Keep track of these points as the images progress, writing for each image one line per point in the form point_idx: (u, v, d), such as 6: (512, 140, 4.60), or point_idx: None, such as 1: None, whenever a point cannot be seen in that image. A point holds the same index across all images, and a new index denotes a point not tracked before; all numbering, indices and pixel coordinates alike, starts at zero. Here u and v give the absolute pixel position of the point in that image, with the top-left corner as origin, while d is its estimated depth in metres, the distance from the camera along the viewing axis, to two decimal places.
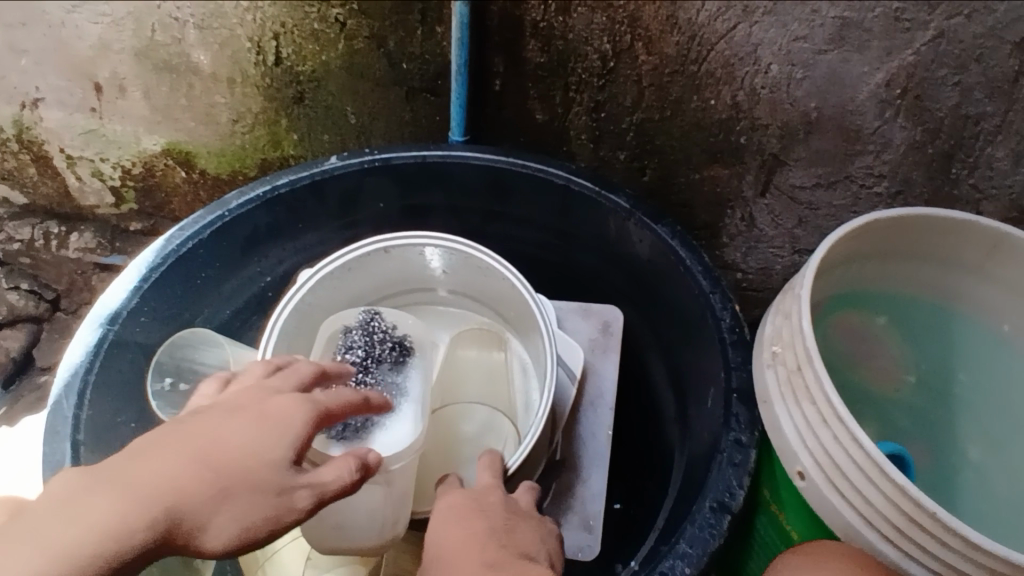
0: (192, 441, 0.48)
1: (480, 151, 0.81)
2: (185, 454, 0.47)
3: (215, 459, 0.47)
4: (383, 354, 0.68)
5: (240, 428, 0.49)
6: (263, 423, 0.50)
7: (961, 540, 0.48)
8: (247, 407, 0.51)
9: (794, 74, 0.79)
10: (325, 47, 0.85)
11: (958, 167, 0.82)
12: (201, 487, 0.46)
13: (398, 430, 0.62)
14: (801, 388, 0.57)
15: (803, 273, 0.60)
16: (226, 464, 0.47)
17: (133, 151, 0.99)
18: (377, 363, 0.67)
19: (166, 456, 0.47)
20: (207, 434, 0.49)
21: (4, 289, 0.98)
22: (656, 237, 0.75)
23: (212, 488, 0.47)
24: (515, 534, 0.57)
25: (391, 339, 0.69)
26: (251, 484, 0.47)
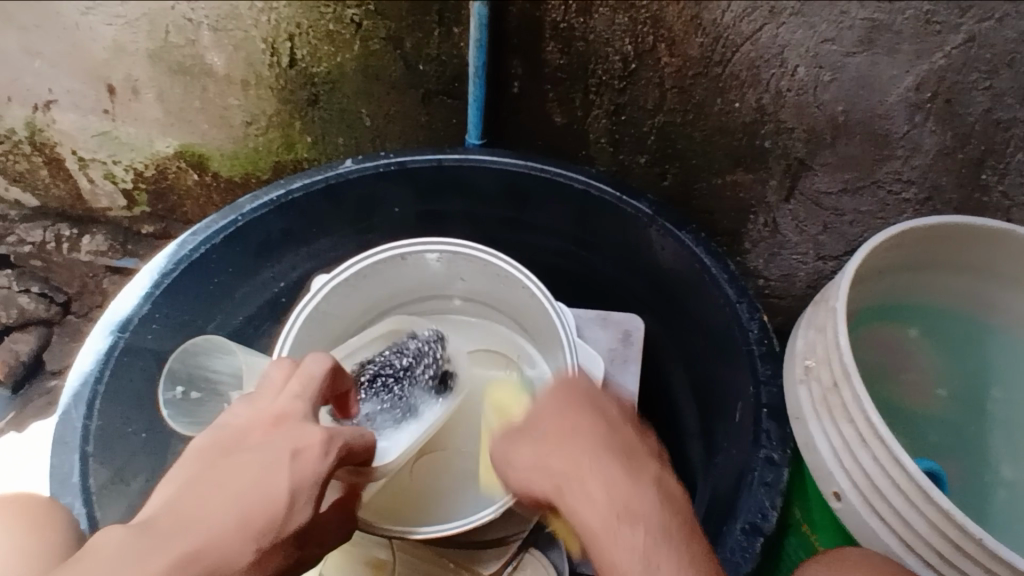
0: (227, 504, 0.47)
1: (498, 155, 0.79)
2: (222, 521, 0.46)
3: (248, 526, 0.46)
4: (422, 376, 0.70)
5: (271, 485, 0.48)
6: (292, 480, 0.48)
7: (1008, 569, 0.46)
8: (274, 460, 0.48)
9: (822, 76, 0.77)
10: (340, 49, 0.84)
11: (988, 174, 0.80)
12: (239, 555, 0.46)
13: (386, 448, 0.65)
14: (837, 405, 0.55)
15: (838, 285, 0.58)
16: (264, 531, 0.47)
17: (146, 153, 0.98)
18: (413, 381, 0.69)
19: (204, 519, 0.45)
20: (240, 492, 0.47)
21: (19, 291, 0.96)
22: (680, 244, 0.73)
23: (253, 551, 0.46)
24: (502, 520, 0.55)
25: (439, 369, 0.71)
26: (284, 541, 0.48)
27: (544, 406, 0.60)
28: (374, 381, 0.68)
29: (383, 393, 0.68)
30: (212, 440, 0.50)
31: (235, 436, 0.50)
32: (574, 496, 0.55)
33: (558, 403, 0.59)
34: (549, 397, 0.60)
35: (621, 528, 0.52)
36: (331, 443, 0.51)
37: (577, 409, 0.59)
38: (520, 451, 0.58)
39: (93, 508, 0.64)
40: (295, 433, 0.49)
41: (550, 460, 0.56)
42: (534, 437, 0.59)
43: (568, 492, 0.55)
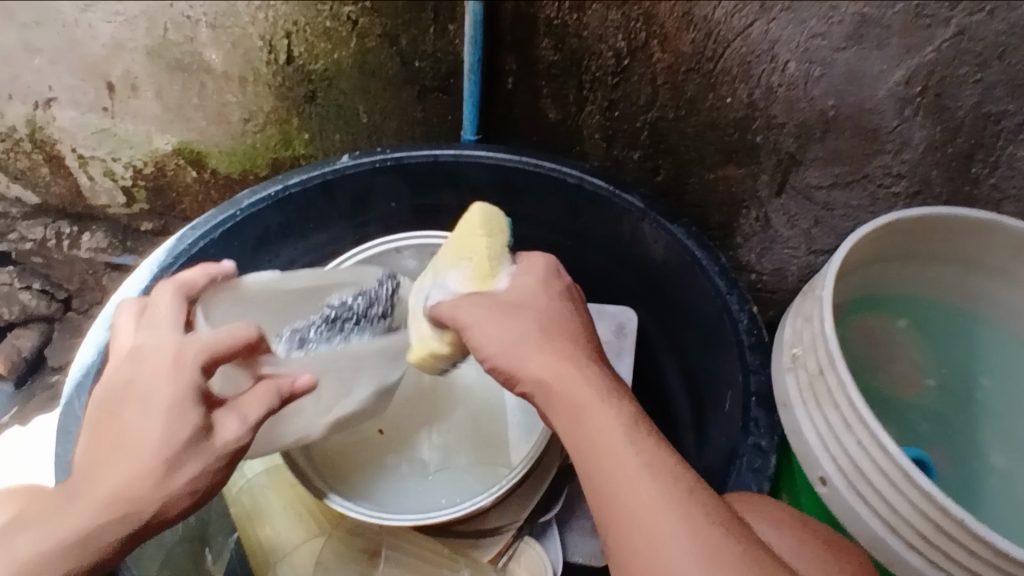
0: (123, 448, 0.50)
1: (494, 150, 0.80)
2: (124, 461, 0.50)
3: (145, 458, 0.50)
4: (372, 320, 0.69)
5: (143, 421, 0.50)
6: (161, 413, 0.50)
7: (987, 548, 0.47)
8: (138, 399, 0.51)
9: (812, 72, 0.78)
10: (337, 46, 0.85)
11: (978, 167, 0.81)
12: (149, 476, 0.50)
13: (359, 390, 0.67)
14: (823, 391, 0.56)
15: (826, 274, 0.59)
16: (155, 452, 0.50)
17: (145, 150, 0.98)
18: (366, 325, 0.69)
19: (111, 466, 0.50)
20: (129, 432, 0.51)
21: (20, 289, 1.06)
22: (672, 238, 0.74)
23: (154, 467, 0.50)
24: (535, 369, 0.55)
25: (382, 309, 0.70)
26: (183, 449, 0.50)
27: (526, 294, 0.58)
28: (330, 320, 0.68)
29: (342, 337, 0.68)
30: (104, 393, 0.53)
31: (106, 392, 0.53)
32: (578, 394, 0.51)
33: (526, 277, 0.59)
34: (533, 289, 0.58)
35: (629, 464, 0.47)
36: (180, 357, 0.52)
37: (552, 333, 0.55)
38: (503, 321, 0.55)
39: None
40: (149, 368, 0.52)
41: (536, 344, 0.54)
42: (518, 311, 0.56)
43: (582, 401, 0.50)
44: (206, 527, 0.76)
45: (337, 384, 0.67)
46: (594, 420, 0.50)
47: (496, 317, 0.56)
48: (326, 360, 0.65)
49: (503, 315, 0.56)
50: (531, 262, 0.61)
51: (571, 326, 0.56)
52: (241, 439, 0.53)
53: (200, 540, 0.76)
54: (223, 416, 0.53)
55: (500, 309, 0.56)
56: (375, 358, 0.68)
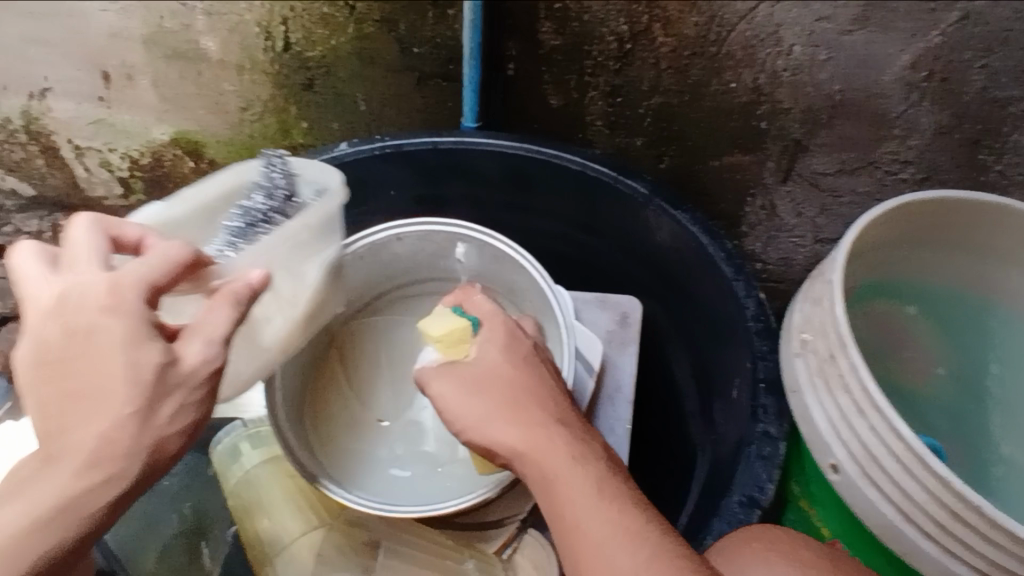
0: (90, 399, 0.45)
1: (495, 137, 0.79)
2: (97, 414, 0.44)
3: (118, 408, 0.44)
4: (277, 206, 0.62)
5: (103, 366, 0.44)
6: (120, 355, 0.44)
7: (1009, 537, 0.46)
8: (85, 342, 0.44)
9: (818, 55, 0.77)
10: (335, 32, 0.84)
11: (985, 154, 0.80)
12: (124, 424, 0.44)
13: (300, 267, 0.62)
14: (834, 376, 0.54)
15: (835, 257, 0.57)
16: (125, 399, 0.44)
17: (142, 140, 0.96)
18: (276, 214, 0.61)
19: (84, 418, 0.45)
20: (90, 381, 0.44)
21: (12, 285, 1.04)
22: (677, 224, 0.73)
23: (128, 413, 0.44)
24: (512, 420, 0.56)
25: (282, 189, 0.62)
26: (150, 390, 0.45)
27: (491, 361, 0.59)
28: (243, 226, 0.60)
29: (259, 234, 0.60)
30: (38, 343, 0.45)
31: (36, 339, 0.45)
32: (546, 463, 0.53)
33: (491, 341, 0.61)
34: (496, 356, 0.60)
35: (593, 504, 0.50)
36: (120, 289, 0.45)
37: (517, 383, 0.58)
38: (469, 399, 0.58)
39: None
40: (88, 310, 0.44)
41: (500, 417, 0.56)
42: (490, 386, 0.58)
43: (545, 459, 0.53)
44: (202, 518, 0.74)
45: (287, 272, 0.61)
46: (563, 482, 0.52)
47: (467, 395, 0.58)
48: (262, 250, 0.57)
49: (473, 392, 0.58)
50: (491, 319, 0.63)
51: (529, 390, 0.57)
52: (212, 361, 0.47)
53: (196, 533, 0.73)
54: (186, 344, 0.47)
55: (472, 381, 0.59)
56: (314, 238, 0.63)
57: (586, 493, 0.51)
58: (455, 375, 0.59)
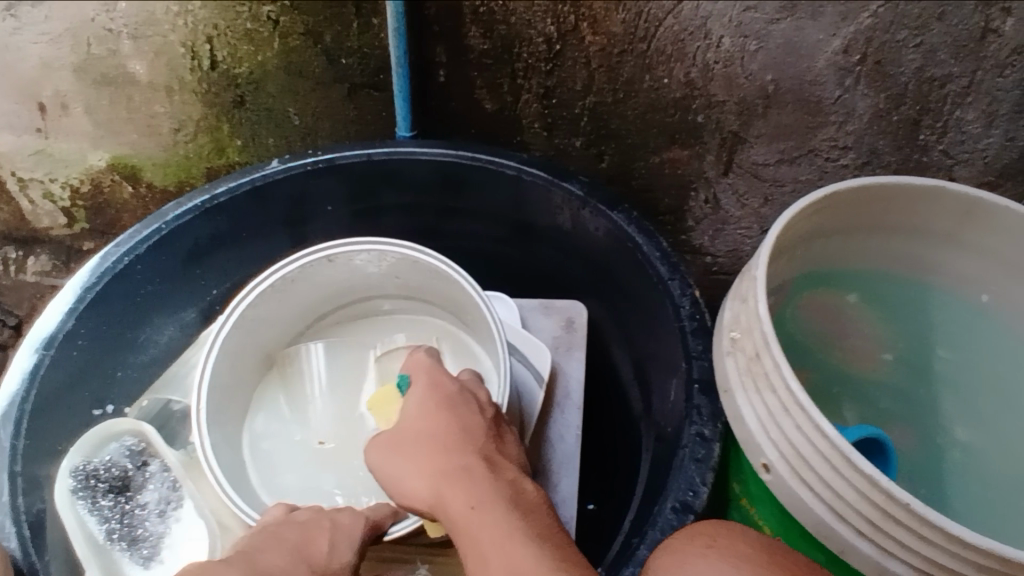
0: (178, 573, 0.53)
1: (428, 145, 0.78)
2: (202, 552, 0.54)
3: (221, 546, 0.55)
4: (136, 472, 0.72)
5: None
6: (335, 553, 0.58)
7: (939, 533, 0.45)
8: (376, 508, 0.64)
9: (747, 46, 0.76)
10: (260, 47, 0.83)
11: (926, 134, 0.80)
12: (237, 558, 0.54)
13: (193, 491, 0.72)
14: (761, 375, 0.54)
15: (760, 253, 0.57)
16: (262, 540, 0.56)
17: (82, 168, 0.90)
18: (138, 486, 0.71)
19: None
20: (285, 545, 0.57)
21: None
22: (612, 224, 0.72)
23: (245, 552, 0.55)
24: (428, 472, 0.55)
25: (140, 461, 0.72)
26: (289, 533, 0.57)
27: (411, 419, 0.60)
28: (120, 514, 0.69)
29: (135, 506, 0.70)
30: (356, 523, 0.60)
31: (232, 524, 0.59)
32: (452, 514, 0.53)
33: (414, 399, 0.61)
34: (416, 410, 0.60)
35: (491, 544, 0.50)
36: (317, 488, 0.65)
37: (434, 435, 0.57)
38: (393, 460, 0.58)
39: (24, 526, 0.61)
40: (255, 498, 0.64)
41: (413, 471, 0.56)
42: (406, 444, 0.58)
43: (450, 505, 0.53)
44: None
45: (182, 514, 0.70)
46: (467, 533, 0.51)
47: (393, 456, 0.58)
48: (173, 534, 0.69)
49: (394, 452, 0.58)
50: (418, 376, 0.63)
51: (447, 436, 0.57)
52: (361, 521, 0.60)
53: None
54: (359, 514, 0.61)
55: (396, 440, 0.59)
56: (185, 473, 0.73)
57: (493, 539, 0.50)
58: (384, 438, 0.60)
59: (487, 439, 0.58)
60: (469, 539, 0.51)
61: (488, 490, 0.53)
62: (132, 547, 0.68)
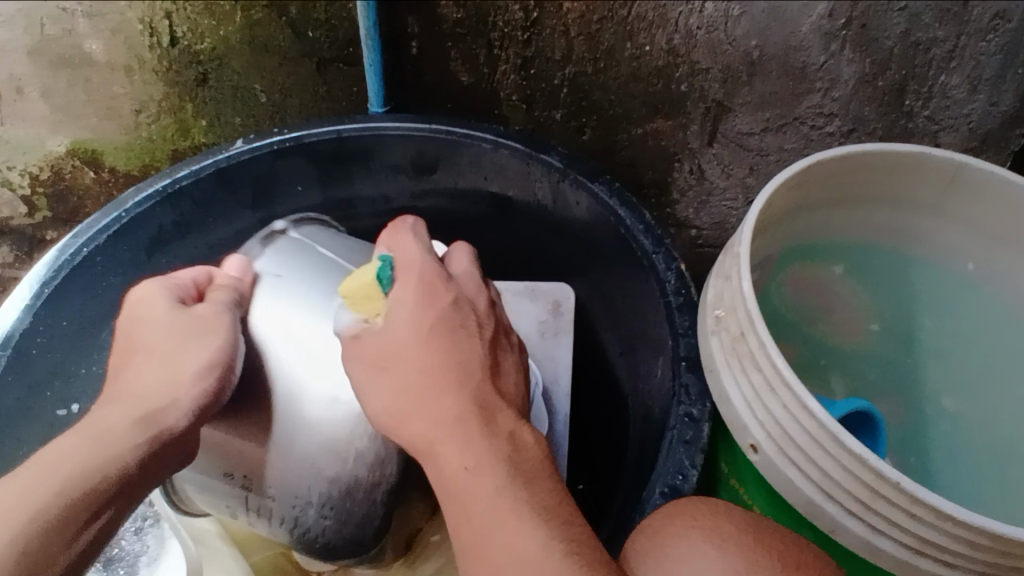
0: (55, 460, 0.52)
1: (399, 119, 0.75)
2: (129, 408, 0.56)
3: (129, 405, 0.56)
4: None
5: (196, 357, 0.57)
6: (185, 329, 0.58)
7: (929, 511, 0.44)
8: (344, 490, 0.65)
9: (731, 11, 0.73)
10: (222, 22, 0.79)
11: (912, 99, 0.78)
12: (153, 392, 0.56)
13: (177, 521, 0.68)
14: (746, 354, 0.52)
15: (743, 227, 0.54)
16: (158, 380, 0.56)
17: (38, 155, 0.86)
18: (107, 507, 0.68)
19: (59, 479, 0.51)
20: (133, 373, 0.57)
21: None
22: (593, 197, 0.70)
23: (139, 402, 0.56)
24: (422, 405, 0.50)
25: None
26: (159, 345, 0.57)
27: (394, 328, 0.53)
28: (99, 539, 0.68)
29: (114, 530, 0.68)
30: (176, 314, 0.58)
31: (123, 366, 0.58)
32: (443, 469, 0.49)
33: (395, 303, 0.54)
34: (402, 321, 0.53)
35: (483, 515, 0.46)
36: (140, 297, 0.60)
37: (428, 368, 0.51)
38: (377, 374, 0.52)
39: None
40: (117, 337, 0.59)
41: (403, 409, 0.51)
42: (389, 362, 0.52)
43: (444, 461, 0.48)
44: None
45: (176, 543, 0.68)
46: (460, 491, 0.48)
47: (374, 375, 0.52)
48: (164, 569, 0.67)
49: (377, 371, 0.52)
50: (405, 262, 0.56)
51: (443, 362, 0.51)
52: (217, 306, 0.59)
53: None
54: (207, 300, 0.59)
55: (377, 359, 0.53)
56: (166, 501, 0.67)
57: (488, 508, 0.46)
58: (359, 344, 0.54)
59: (482, 377, 0.52)
60: (461, 492, 0.47)
61: (486, 449, 0.48)
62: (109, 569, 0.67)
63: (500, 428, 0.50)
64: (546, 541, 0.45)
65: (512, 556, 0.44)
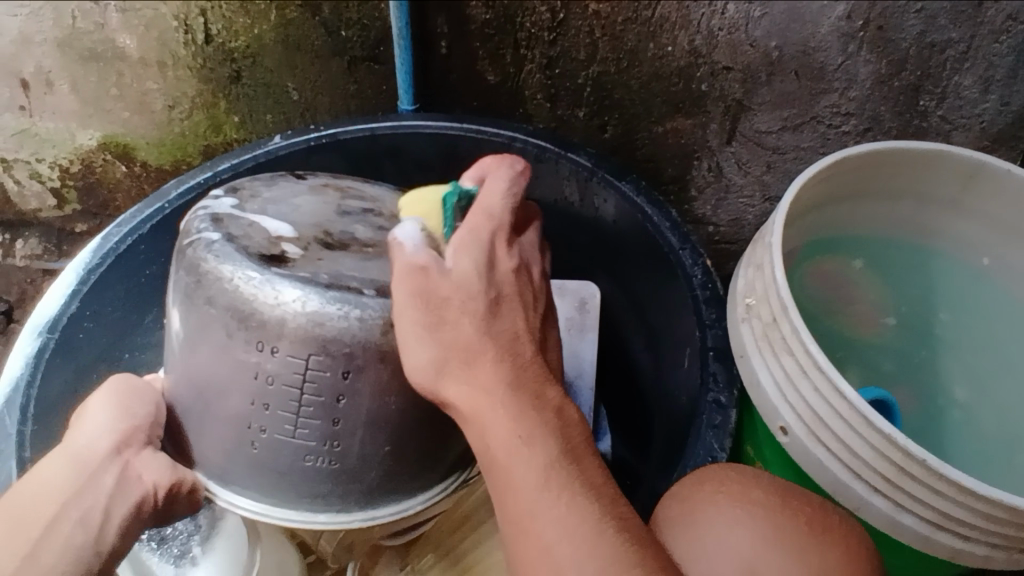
0: (23, 502, 0.54)
1: (431, 118, 0.77)
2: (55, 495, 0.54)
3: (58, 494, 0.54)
4: None
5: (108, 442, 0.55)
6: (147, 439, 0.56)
7: (954, 488, 0.46)
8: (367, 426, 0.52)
9: (752, 13, 0.75)
10: (257, 20, 0.80)
11: (927, 99, 0.80)
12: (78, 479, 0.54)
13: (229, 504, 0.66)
14: (777, 340, 0.54)
15: (774, 220, 0.57)
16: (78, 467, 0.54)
17: (69, 148, 0.93)
18: None
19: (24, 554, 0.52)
20: (74, 455, 0.55)
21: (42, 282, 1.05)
22: (621, 196, 0.72)
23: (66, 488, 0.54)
24: (479, 373, 0.49)
25: None
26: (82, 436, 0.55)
27: (466, 275, 0.50)
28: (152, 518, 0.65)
29: None
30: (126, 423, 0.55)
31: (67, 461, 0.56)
32: (489, 437, 0.48)
33: (467, 247, 0.51)
34: (468, 276, 0.50)
35: (531, 492, 0.47)
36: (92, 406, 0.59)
37: (485, 335, 0.49)
38: (428, 336, 0.48)
39: None
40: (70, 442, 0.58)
41: (452, 365, 0.49)
42: (447, 318, 0.49)
43: (491, 431, 0.48)
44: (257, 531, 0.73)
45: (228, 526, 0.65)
46: (506, 463, 0.48)
47: (417, 336, 0.49)
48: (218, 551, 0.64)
49: (424, 331, 0.49)
50: (478, 209, 0.52)
51: (500, 333, 0.50)
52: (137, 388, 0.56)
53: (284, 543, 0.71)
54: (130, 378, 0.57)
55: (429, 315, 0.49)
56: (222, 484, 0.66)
57: (534, 485, 0.47)
58: (419, 280, 0.49)
59: (535, 353, 0.51)
60: (507, 468, 0.48)
61: (535, 423, 0.49)
62: (162, 547, 0.64)
63: (549, 405, 0.50)
64: (594, 526, 0.46)
65: (559, 536, 0.46)
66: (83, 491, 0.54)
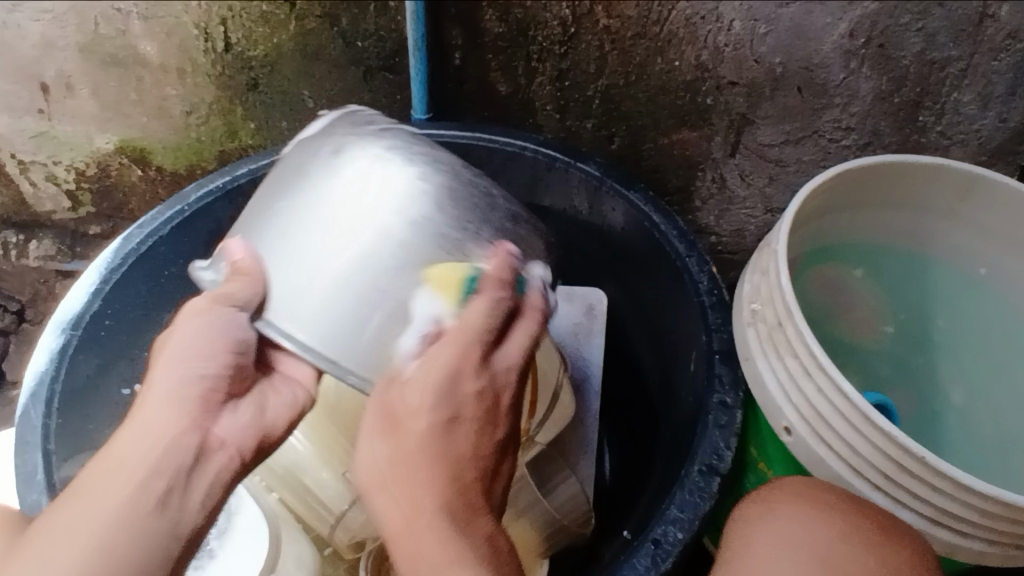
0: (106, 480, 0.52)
1: (445, 127, 0.79)
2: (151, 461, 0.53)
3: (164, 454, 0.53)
4: None
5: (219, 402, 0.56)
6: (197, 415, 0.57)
7: (950, 484, 0.49)
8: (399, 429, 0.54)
9: (757, 29, 0.78)
10: (276, 30, 0.82)
11: (926, 115, 0.83)
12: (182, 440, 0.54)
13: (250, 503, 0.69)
14: (782, 342, 0.56)
15: (780, 228, 0.59)
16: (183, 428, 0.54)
17: (86, 151, 0.95)
18: None
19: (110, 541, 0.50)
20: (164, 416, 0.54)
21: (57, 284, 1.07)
22: (629, 204, 0.75)
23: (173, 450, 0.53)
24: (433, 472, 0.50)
25: None
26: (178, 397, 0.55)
27: (432, 373, 0.51)
28: None
29: None
30: (201, 389, 0.56)
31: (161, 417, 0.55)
32: (392, 530, 0.49)
33: (440, 347, 0.51)
34: (419, 376, 0.51)
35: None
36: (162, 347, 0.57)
37: (398, 435, 0.50)
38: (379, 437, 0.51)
39: None
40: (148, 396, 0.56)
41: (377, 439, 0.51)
42: (410, 414, 0.50)
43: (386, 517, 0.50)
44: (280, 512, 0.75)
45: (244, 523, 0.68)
46: (408, 554, 0.49)
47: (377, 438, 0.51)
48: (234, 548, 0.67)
49: (387, 425, 0.51)
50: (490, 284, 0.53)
51: (438, 443, 0.51)
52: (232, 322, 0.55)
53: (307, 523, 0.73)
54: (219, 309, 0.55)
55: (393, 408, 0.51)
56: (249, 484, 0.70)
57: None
58: (446, 355, 0.51)
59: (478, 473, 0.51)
60: (404, 554, 0.49)
61: (428, 533, 0.48)
62: None
63: (464, 509, 0.50)
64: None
65: None
66: (160, 465, 0.53)
